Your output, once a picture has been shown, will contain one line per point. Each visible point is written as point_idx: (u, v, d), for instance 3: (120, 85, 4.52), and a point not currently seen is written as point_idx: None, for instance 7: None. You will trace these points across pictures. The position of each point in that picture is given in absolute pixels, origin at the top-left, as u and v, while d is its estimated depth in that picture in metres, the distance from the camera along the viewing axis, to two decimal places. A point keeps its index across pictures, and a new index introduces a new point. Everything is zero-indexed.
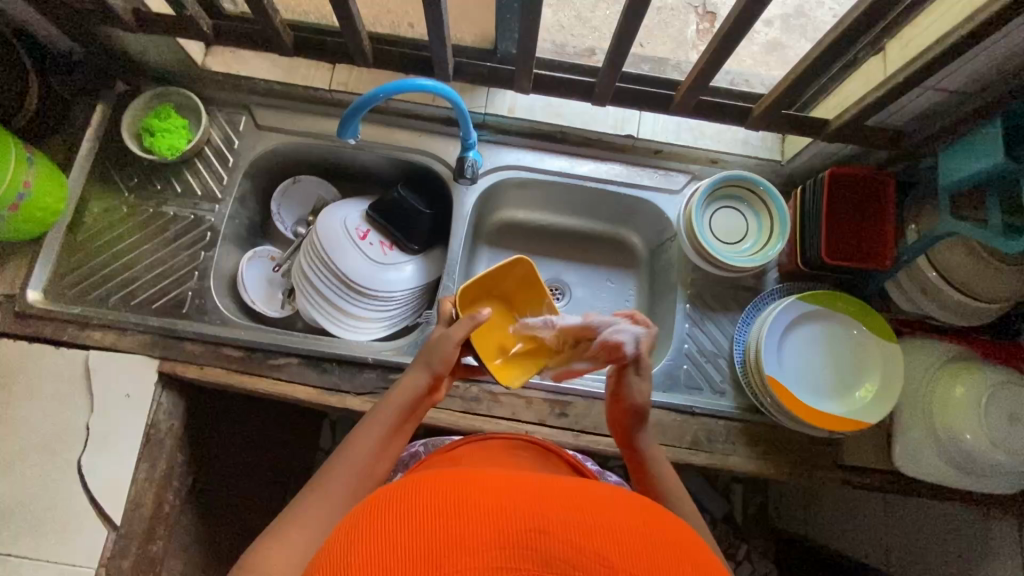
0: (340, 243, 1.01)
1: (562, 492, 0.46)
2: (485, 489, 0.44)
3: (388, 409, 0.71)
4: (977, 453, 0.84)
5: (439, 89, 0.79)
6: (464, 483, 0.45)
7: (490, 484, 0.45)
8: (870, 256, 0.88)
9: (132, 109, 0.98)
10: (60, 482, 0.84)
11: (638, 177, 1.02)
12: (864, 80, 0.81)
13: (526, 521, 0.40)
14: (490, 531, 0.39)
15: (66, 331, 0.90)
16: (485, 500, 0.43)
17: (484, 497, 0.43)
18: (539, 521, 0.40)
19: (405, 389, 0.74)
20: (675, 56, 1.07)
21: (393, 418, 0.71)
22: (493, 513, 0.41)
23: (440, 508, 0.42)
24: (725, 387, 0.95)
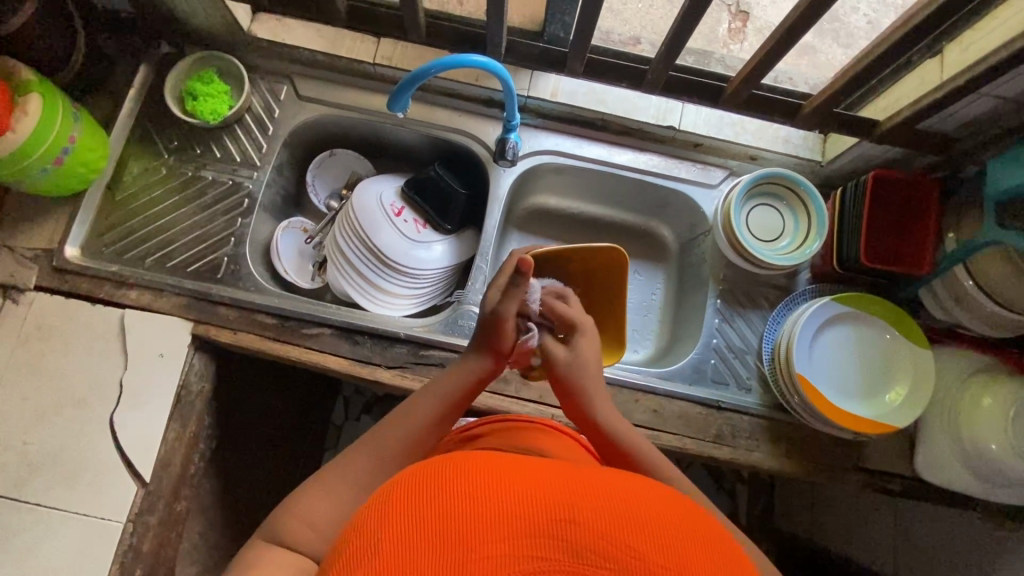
0: (375, 218, 1.01)
1: (589, 476, 0.46)
2: (509, 473, 0.44)
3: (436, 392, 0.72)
4: (1001, 463, 0.84)
5: (490, 66, 0.78)
6: (489, 467, 0.45)
7: (515, 467, 0.45)
8: (907, 261, 0.88)
9: (177, 72, 0.98)
10: (92, 436, 0.85)
11: (675, 170, 1.03)
12: (918, 84, 0.80)
13: (553, 506, 0.41)
14: (518, 519, 0.40)
15: (103, 288, 0.91)
16: (510, 484, 0.43)
17: (511, 482, 0.43)
18: (567, 509, 0.40)
19: (459, 374, 0.73)
20: (719, 50, 1.06)
21: (446, 400, 0.71)
22: (522, 500, 0.41)
23: (472, 492, 0.42)
24: (752, 384, 0.95)
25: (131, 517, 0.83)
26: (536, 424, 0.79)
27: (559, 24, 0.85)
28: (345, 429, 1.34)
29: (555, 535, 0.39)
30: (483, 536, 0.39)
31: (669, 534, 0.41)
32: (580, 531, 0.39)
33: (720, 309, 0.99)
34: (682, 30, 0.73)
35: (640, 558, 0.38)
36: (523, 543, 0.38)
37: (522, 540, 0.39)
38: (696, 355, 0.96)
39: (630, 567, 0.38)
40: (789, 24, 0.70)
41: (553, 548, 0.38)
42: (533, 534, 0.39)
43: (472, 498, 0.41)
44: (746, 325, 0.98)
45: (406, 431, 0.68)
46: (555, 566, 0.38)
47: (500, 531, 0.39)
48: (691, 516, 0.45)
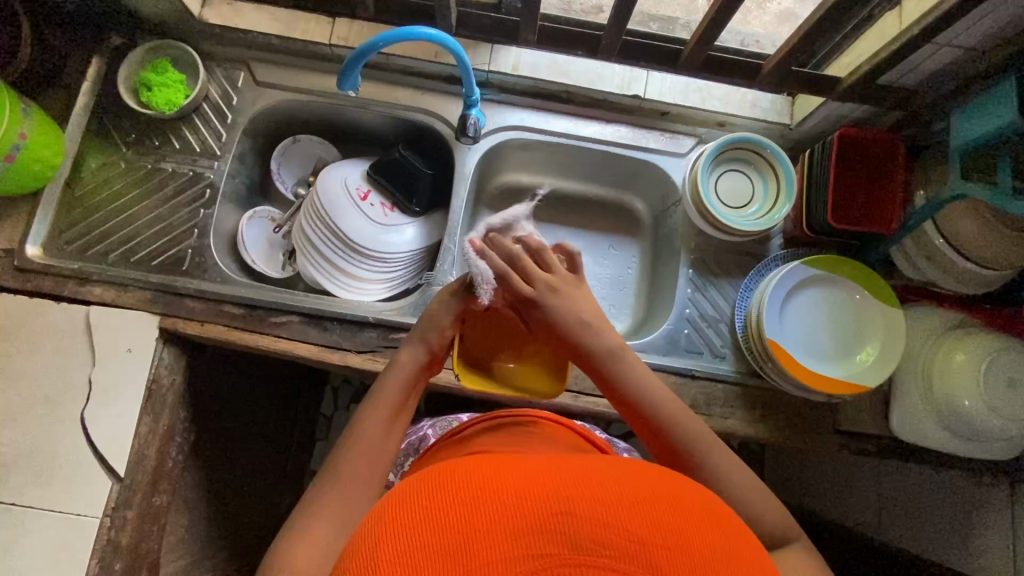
0: (341, 204, 1.00)
1: (584, 468, 0.44)
2: (502, 472, 0.43)
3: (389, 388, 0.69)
4: (975, 418, 0.84)
5: (441, 39, 0.76)
6: (475, 470, 0.43)
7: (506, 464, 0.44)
8: (877, 221, 0.87)
9: (129, 63, 0.96)
10: (63, 434, 0.85)
11: (643, 140, 1.01)
12: (879, 36, 0.78)
13: (552, 501, 0.39)
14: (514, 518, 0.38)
15: (66, 286, 0.90)
16: (503, 482, 0.41)
17: (503, 480, 0.42)
18: (562, 502, 0.39)
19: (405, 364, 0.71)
20: (685, 14, 1.03)
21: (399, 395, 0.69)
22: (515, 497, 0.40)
23: (462, 493, 0.41)
24: (726, 352, 0.95)
25: (108, 512, 0.83)
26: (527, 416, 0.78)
27: None
28: (335, 419, 1.34)
29: (554, 531, 0.38)
30: (480, 538, 0.38)
31: (666, 516, 0.40)
32: (578, 525, 0.38)
33: (692, 279, 0.98)
34: None
35: (640, 543, 0.38)
36: (522, 542, 0.37)
37: (520, 537, 0.38)
38: (670, 327, 0.96)
39: (631, 553, 0.37)
40: None
41: (552, 543, 0.37)
42: (528, 529, 0.38)
43: (461, 497, 0.40)
44: (718, 294, 0.98)
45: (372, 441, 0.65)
46: (551, 561, 0.37)
47: (494, 532, 0.38)
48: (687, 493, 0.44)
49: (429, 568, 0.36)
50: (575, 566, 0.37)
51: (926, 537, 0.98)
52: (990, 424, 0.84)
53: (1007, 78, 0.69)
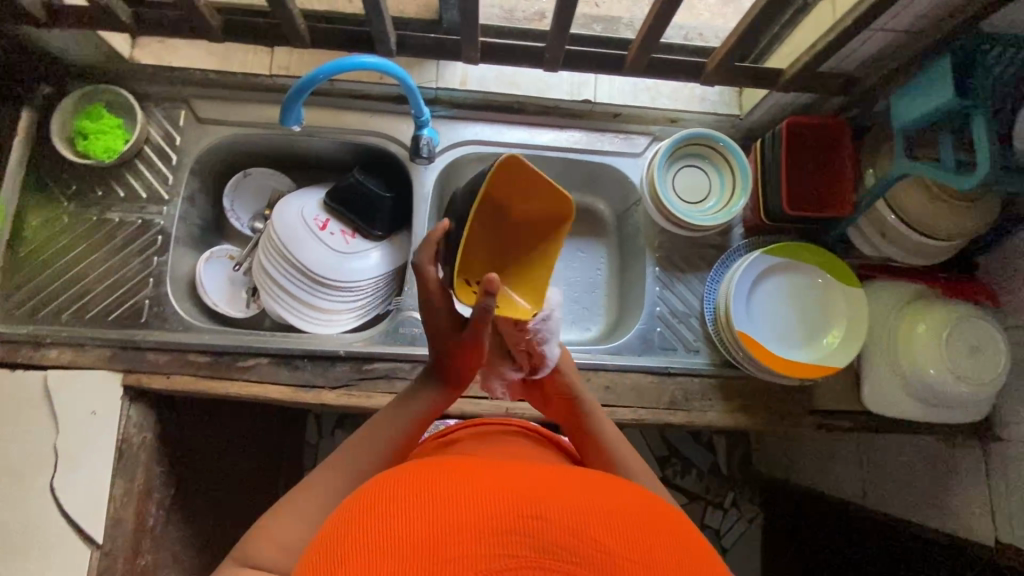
0: (300, 236, 0.97)
1: (562, 479, 0.45)
2: (482, 476, 0.43)
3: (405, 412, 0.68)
4: (940, 386, 0.87)
5: (383, 66, 0.75)
6: (456, 471, 0.44)
7: (487, 470, 0.44)
8: (832, 204, 0.88)
9: (61, 112, 0.92)
10: (33, 506, 0.82)
11: (598, 143, 1.01)
12: (815, 25, 0.79)
13: (527, 506, 0.39)
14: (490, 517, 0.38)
15: (21, 352, 0.86)
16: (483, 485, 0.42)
17: (483, 483, 0.42)
18: (537, 507, 0.39)
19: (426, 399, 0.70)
20: (627, 14, 1.03)
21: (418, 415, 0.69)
22: (493, 498, 0.40)
23: (443, 488, 0.41)
24: (699, 345, 0.96)
25: None
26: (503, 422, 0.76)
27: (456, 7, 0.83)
28: (321, 446, 1.31)
29: (523, 534, 0.38)
30: (453, 534, 0.37)
31: (637, 526, 0.40)
32: (549, 529, 0.38)
33: (659, 277, 0.99)
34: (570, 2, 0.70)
35: (606, 554, 0.38)
36: (491, 541, 0.37)
37: (490, 535, 0.37)
38: (642, 327, 0.96)
39: (597, 563, 0.37)
40: None
41: (520, 545, 0.37)
42: (500, 530, 0.38)
43: (441, 492, 0.41)
44: (686, 289, 0.98)
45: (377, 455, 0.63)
46: (519, 563, 0.36)
47: (467, 529, 0.38)
48: (663, 513, 0.44)
49: (400, 555, 0.36)
50: (542, 568, 0.36)
51: (908, 502, 1.02)
52: (954, 390, 0.87)
53: (941, 58, 0.71)
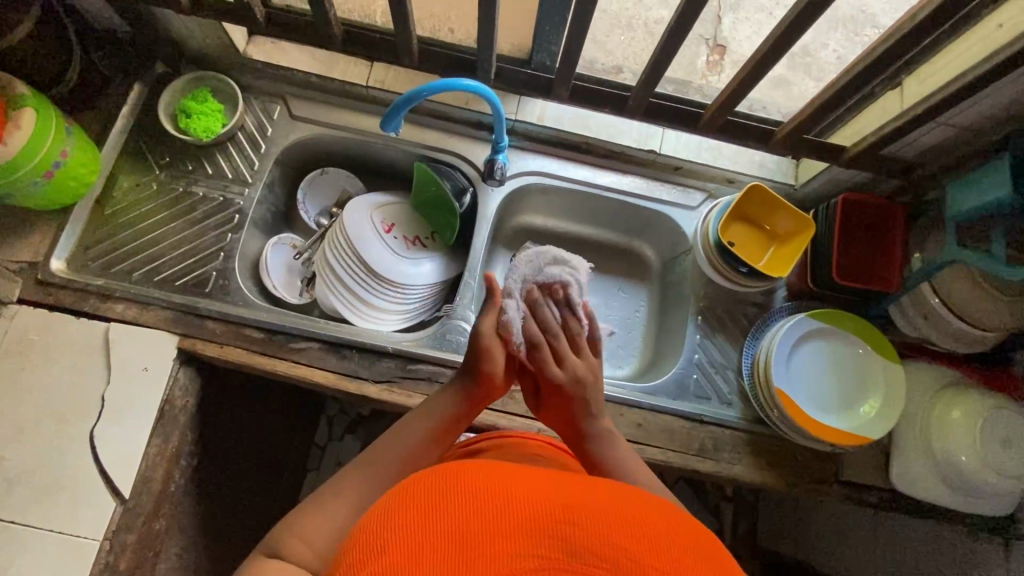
0: (366, 235, 1.03)
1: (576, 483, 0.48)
2: (504, 478, 0.45)
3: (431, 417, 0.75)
4: (971, 474, 0.87)
5: (480, 90, 0.83)
6: (472, 471, 0.46)
7: (502, 470, 0.47)
8: (876, 279, 0.93)
9: (171, 90, 0.99)
10: (71, 451, 0.84)
11: (656, 191, 1.07)
12: (879, 113, 0.84)
13: (543, 515, 0.41)
14: (499, 525, 0.40)
15: (88, 302, 0.91)
16: (499, 486, 0.44)
17: (499, 486, 0.44)
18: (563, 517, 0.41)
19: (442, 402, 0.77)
20: (698, 80, 1.11)
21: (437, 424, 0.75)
22: (506, 502, 0.42)
23: (475, 490, 0.43)
24: (733, 398, 0.97)
25: (108, 534, 0.82)
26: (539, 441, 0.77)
27: (547, 53, 0.90)
28: (328, 449, 1.35)
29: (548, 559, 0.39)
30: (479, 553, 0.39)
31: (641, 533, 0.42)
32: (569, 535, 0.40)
33: (701, 326, 1.01)
34: (661, 60, 0.77)
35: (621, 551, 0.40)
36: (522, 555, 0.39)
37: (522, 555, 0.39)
38: (679, 371, 0.99)
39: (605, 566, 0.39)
40: (756, 62, 0.73)
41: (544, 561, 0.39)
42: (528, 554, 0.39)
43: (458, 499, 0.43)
44: (727, 342, 1.01)
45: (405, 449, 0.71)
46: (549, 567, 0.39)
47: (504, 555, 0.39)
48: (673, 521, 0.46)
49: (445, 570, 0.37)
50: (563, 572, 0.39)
51: None
52: (984, 480, 0.87)
53: (1002, 156, 0.75)
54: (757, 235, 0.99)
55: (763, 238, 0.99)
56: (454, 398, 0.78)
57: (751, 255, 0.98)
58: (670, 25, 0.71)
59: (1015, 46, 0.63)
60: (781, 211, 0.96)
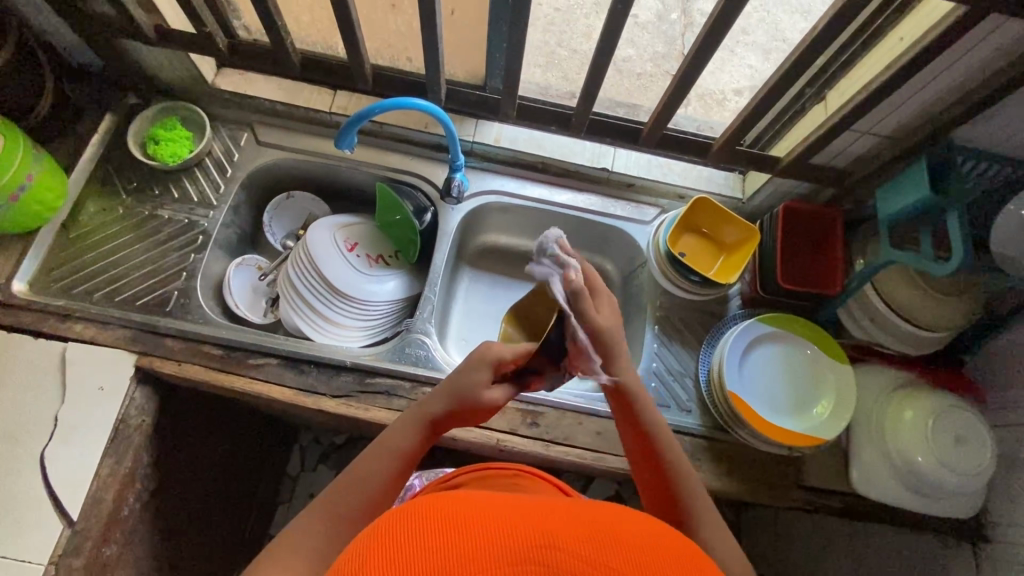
0: (328, 253, 1.05)
1: (532, 506, 0.44)
2: (458, 511, 0.40)
3: (391, 448, 0.67)
4: (927, 473, 0.88)
5: (431, 110, 0.87)
6: (437, 507, 0.41)
7: (448, 503, 0.41)
8: (821, 282, 0.96)
9: (140, 118, 1.03)
10: (18, 472, 0.82)
11: (611, 207, 1.11)
12: (807, 125, 0.90)
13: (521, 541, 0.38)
14: None
15: (46, 322, 0.91)
16: (451, 529, 0.38)
17: (463, 517, 0.39)
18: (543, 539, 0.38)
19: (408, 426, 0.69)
20: (648, 104, 1.17)
21: (400, 451, 0.67)
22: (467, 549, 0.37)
23: (439, 529, 0.38)
24: (691, 406, 0.98)
25: (54, 558, 0.80)
26: (517, 470, 0.73)
27: (497, 77, 0.95)
28: (301, 480, 1.31)
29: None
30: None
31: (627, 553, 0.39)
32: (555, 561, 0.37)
33: (658, 335, 1.03)
34: (595, 78, 0.82)
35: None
36: None
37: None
38: None
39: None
40: (682, 76, 0.78)
41: None
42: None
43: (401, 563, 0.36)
44: (684, 350, 1.03)
45: (368, 489, 0.64)
46: None
47: None
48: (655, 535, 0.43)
49: None
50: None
51: None
52: (941, 479, 0.87)
53: (918, 160, 0.80)
54: (706, 246, 1.03)
55: (711, 248, 1.03)
56: (414, 431, 0.69)
57: (701, 264, 1.01)
58: (598, 45, 0.76)
59: (909, 55, 0.68)
60: (726, 220, 1.00)
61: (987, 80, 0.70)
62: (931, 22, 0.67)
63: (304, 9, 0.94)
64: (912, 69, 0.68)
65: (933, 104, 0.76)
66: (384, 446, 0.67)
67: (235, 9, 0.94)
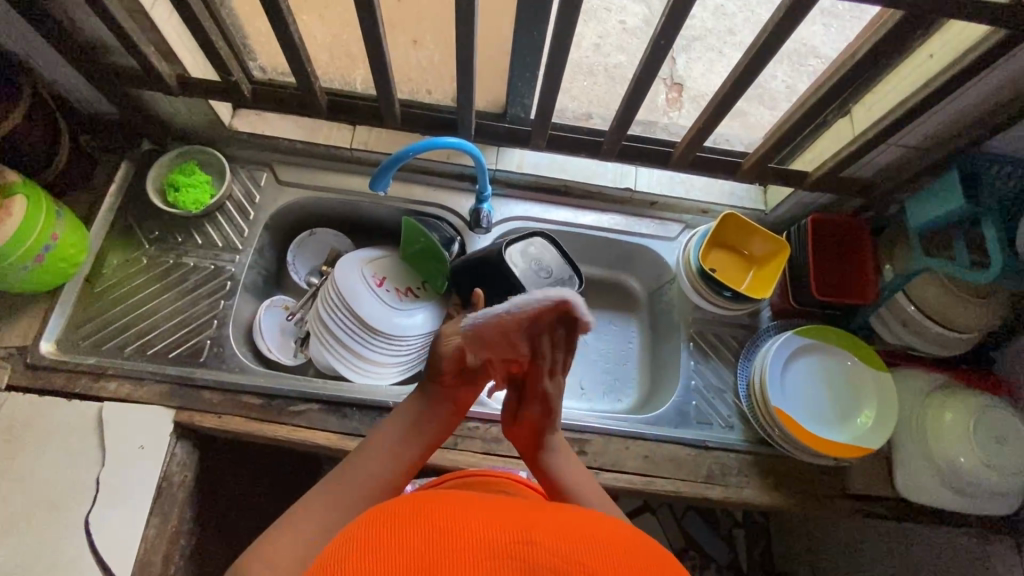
0: (358, 290, 1.03)
1: (512, 511, 0.46)
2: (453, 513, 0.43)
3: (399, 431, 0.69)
4: (974, 475, 0.89)
5: (463, 146, 0.86)
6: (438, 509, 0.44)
7: (446, 508, 0.44)
8: (853, 291, 0.97)
9: (160, 165, 1.02)
10: (65, 541, 0.80)
11: (637, 226, 1.11)
12: (835, 139, 0.91)
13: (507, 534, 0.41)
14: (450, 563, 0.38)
15: (80, 382, 0.89)
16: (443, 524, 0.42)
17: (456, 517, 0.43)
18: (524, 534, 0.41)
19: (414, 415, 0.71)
20: (663, 120, 1.18)
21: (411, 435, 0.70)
22: (444, 536, 0.40)
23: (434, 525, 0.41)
24: (734, 421, 0.98)
25: None
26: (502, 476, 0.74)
27: (521, 106, 0.96)
28: None
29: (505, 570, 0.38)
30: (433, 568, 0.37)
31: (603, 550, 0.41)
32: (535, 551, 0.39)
33: (694, 352, 1.04)
34: (627, 107, 0.83)
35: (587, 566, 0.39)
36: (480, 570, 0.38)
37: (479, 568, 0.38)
38: (678, 399, 1.00)
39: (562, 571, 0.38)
40: (717, 101, 0.79)
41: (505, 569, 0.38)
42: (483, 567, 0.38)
43: (375, 556, 0.39)
44: (721, 365, 1.03)
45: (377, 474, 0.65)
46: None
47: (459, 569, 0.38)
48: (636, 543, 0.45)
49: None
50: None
51: None
52: (988, 480, 0.88)
53: (950, 171, 0.81)
54: (735, 259, 1.04)
55: (741, 262, 1.04)
56: (423, 417, 0.71)
57: (733, 279, 1.02)
58: (635, 76, 0.77)
59: (944, 76, 0.70)
60: (754, 233, 1.01)
61: (1017, 94, 0.71)
62: (964, 42, 0.68)
63: (323, 48, 0.93)
64: (948, 89, 0.70)
65: (963, 119, 0.77)
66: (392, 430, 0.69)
67: (253, 52, 0.93)
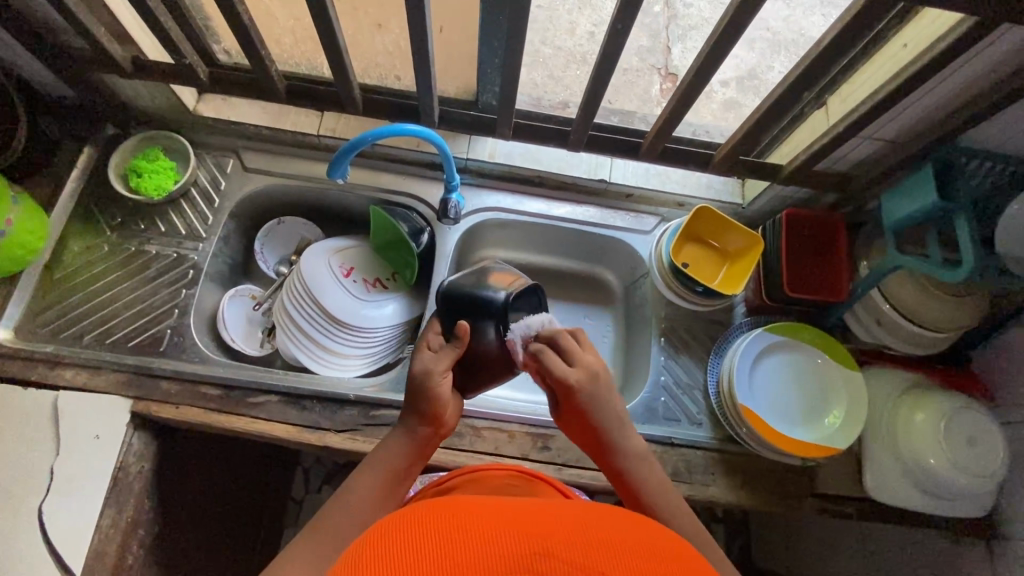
0: (325, 281, 1.02)
1: (527, 510, 0.43)
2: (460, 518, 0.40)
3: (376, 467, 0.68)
4: (943, 477, 0.87)
5: (425, 134, 0.84)
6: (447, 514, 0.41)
7: (452, 511, 0.41)
8: (827, 288, 0.95)
9: (121, 151, 1.00)
10: (13, 530, 0.79)
11: (611, 219, 1.08)
12: (811, 131, 0.89)
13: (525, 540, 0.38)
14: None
15: (36, 369, 0.88)
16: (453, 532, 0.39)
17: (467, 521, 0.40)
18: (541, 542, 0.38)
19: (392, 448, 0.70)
20: (643, 109, 1.15)
21: (390, 468, 0.68)
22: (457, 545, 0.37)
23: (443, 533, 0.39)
24: (702, 419, 0.97)
25: None
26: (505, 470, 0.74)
27: (489, 93, 0.93)
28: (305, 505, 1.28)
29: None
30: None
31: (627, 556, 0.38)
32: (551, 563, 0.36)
33: (664, 348, 1.02)
34: (592, 95, 0.81)
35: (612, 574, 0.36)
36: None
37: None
38: (646, 396, 0.98)
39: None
40: (683, 90, 0.76)
41: None
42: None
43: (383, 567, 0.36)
44: (691, 362, 1.01)
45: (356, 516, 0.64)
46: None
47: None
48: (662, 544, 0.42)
49: None
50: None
51: None
52: (957, 482, 0.86)
53: (924, 165, 0.78)
54: (708, 253, 1.02)
55: (714, 257, 1.02)
56: (401, 448, 0.70)
57: (705, 274, 1.00)
58: (597, 63, 0.74)
59: (914, 66, 0.67)
60: (728, 228, 0.98)
61: (992, 86, 0.68)
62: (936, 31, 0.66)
63: (286, 31, 0.91)
64: (917, 80, 0.67)
65: (937, 111, 0.75)
66: (367, 467, 0.68)
67: (213, 34, 0.90)
